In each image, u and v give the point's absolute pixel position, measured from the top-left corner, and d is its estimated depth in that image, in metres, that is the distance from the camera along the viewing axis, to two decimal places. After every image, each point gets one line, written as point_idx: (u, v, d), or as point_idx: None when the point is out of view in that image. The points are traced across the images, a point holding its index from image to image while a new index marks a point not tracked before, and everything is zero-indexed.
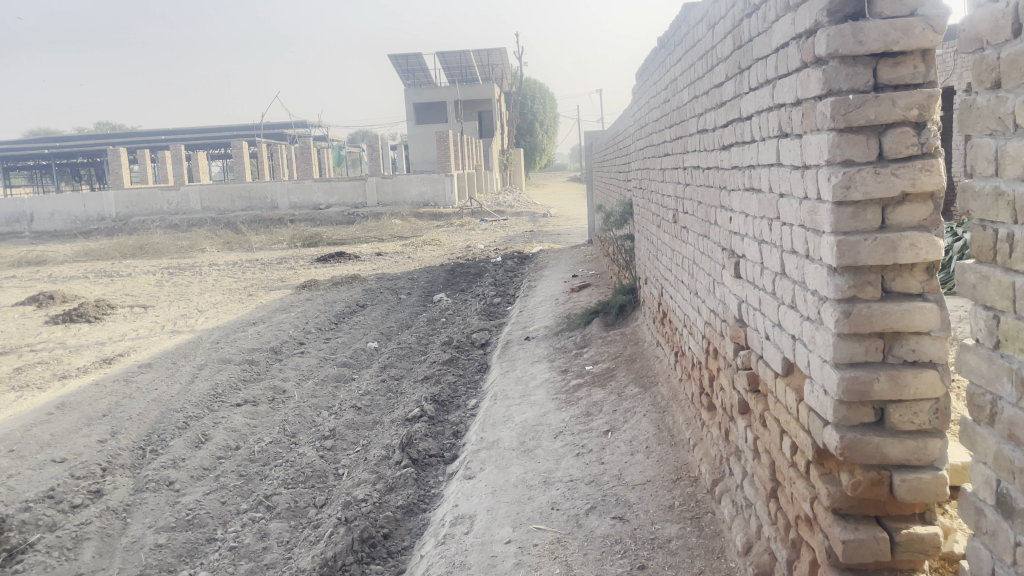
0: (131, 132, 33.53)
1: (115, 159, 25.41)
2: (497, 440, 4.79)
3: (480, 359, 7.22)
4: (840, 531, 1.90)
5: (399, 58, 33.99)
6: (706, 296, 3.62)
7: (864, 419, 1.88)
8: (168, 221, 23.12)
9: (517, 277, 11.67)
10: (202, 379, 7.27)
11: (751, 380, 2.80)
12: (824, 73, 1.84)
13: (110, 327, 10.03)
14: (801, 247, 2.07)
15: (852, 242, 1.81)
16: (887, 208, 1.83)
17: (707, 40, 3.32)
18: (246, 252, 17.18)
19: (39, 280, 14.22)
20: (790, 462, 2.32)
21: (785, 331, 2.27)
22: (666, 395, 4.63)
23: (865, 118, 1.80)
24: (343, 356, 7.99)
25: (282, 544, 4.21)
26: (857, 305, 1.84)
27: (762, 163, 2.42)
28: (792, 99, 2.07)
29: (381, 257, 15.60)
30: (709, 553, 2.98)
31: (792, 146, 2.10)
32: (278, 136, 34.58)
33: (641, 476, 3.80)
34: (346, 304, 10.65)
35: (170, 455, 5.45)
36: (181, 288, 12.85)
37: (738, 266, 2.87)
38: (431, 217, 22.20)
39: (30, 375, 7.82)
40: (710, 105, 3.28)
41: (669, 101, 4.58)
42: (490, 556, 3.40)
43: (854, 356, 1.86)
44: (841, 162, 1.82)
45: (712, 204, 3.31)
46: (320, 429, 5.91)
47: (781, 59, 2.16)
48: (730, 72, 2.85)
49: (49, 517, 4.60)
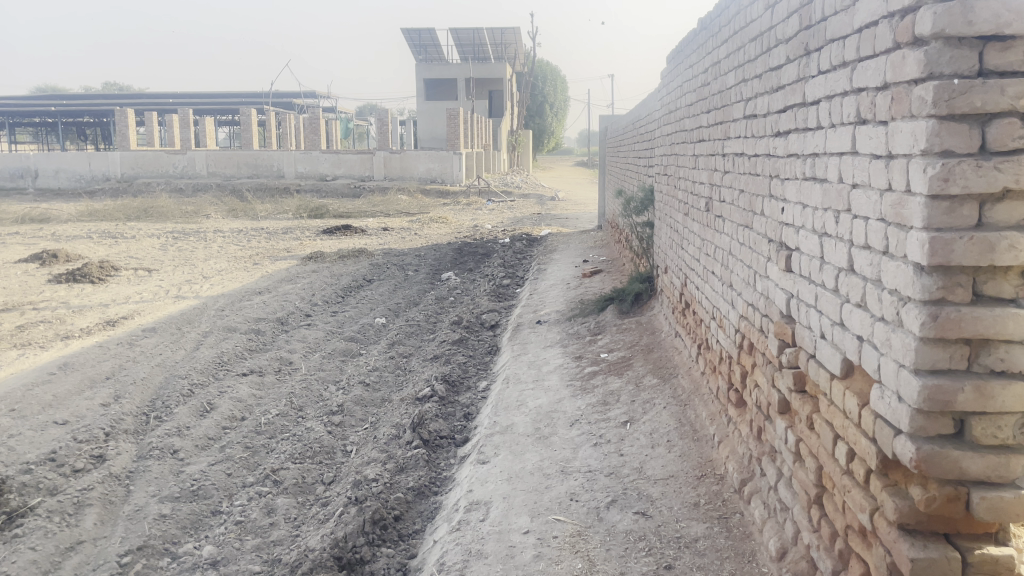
0: (141, 95, 33.34)
1: (123, 119, 25.23)
2: (511, 425, 4.67)
3: (490, 341, 7.10)
4: (908, 549, 1.79)
5: (413, 32, 33.70)
6: (744, 289, 3.49)
7: (943, 431, 1.75)
8: (173, 185, 22.94)
9: (525, 260, 11.51)
10: (207, 347, 7.14)
11: (797, 380, 2.67)
12: (925, 55, 1.69)
13: (114, 289, 9.90)
14: (878, 243, 1.94)
15: (946, 239, 1.67)
16: (986, 205, 1.69)
17: (764, 21, 3.18)
18: (252, 220, 17.04)
19: (43, 238, 14.08)
20: (844, 469, 2.20)
21: (848, 332, 2.14)
22: (687, 389, 4.51)
23: (970, 105, 1.65)
24: (350, 331, 7.85)
25: (289, 521, 4.11)
26: (945, 308, 1.70)
27: (830, 151, 2.28)
28: (878, 83, 1.93)
29: (388, 232, 15.45)
30: (739, 557, 2.87)
31: (873, 134, 1.96)
32: (286, 105, 34.27)
33: (663, 471, 3.68)
34: (353, 278, 10.50)
35: (175, 422, 5.35)
36: (186, 253, 12.72)
37: (789, 260, 2.74)
38: (437, 194, 21.99)
39: (32, 333, 7.71)
40: (763, 90, 3.14)
41: (709, 85, 4.41)
42: (508, 546, 3.27)
43: (936, 363, 1.73)
44: (938, 152, 1.68)
45: (759, 194, 3.19)
46: (328, 403, 5.80)
47: (866, 38, 2.02)
48: (792, 54, 2.71)
49: (50, 480, 4.48)
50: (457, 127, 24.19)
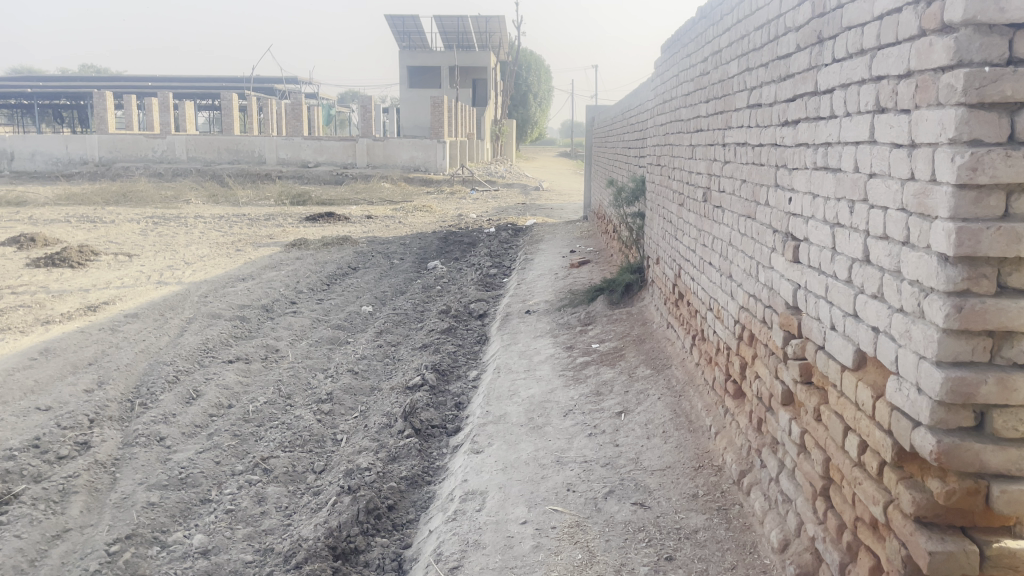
0: (119, 78, 32.89)
1: (100, 102, 24.83)
2: (504, 414, 4.63)
3: (479, 330, 7.05)
4: (926, 542, 1.77)
5: (396, 19, 33.46)
6: (745, 280, 3.47)
7: (963, 423, 1.74)
8: (152, 169, 22.62)
9: (511, 249, 11.47)
10: (192, 334, 7.04)
11: (803, 371, 2.66)
12: (954, 42, 1.67)
13: (93, 274, 9.75)
14: (899, 233, 1.92)
15: (973, 229, 1.66)
16: (1013, 195, 1.67)
17: (771, 9, 3.15)
18: (233, 206, 16.86)
19: (19, 221, 13.84)
20: (855, 462, 2.19)
21: (863, 323, 2.12)
22: (681, 379, 4.50)
23: (1000, 93, 1.64)
24: (337, 319, 7.78)
25: (280, 510, 4.06)
26: (970, 300, 1.68)
27: (845, 140, 2.26)
28: (900, 71, 1.91)
29: (372, 220, 15.33)
30: (740, 548, 2.86)
31: (893, 123, 1.94)
32: (268, 91, 33.92)
33: (659, 462, 3.66)
34: (338, 265, 10.40)
35: (161, 410, 5.26)
36: (166, 238, 12.55)
37: (797, 250, 2.72)
38: (420, 183, 21.87)
39: (11, 317, 7.56)
40: (769, 79, 3.11)
41: (709, 74, 4.37)
42: (507, 537, 3.24)
43: (958, 355, 1.71)
44: (967, 141, 1.66)
45: (764, 184, 3.16)
46: (317, 391, 5.73)
47: (887, 26, 1.99)
48: (803, 42, 2.69)
49: (34, 466, 4.39)
50: (441, 116, 24.03)
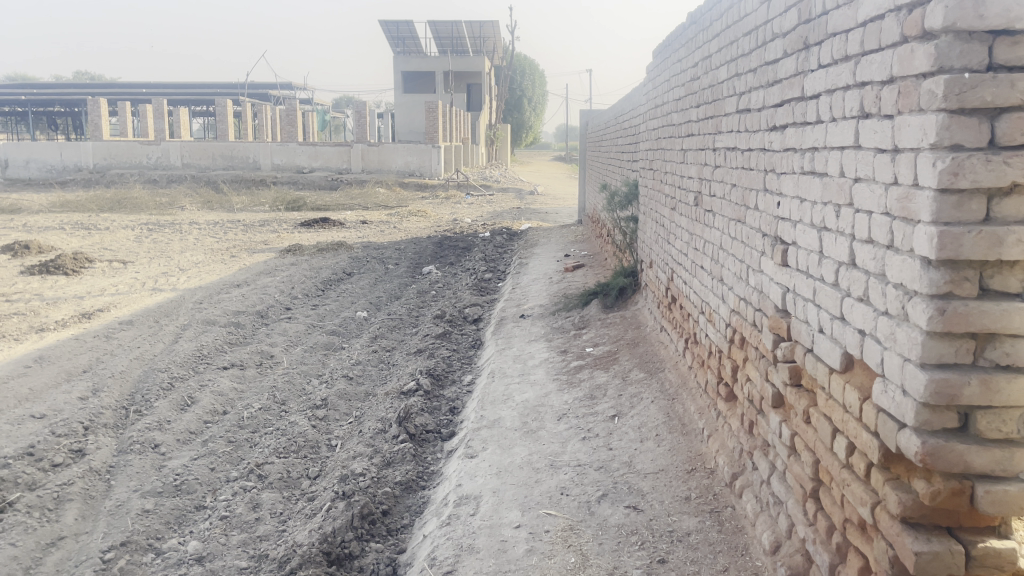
0: (114, 85, 32.88)
1: (94, 109, 24.79)
2: (498, 419, 4.64)
3: (474, 335, 7.06)
4: (912, 543, 1.80)
5: (390, 25, 33.47)
6: (735, 284, 3.50)
7: (947, 425, 1.76)
8: (146, 176, 22.60)
9: (506, 254, 11.49)
10: (186, 340, 7.03)
11: (793, 373, 2.68)
12: (935, 49, 1.69)
13: (88, 281, 9.73)
14: (883, 236, 1.94)
15: (954, 233, 1.68)
16: (994, 198, 1.70)
17: (759, 15, 3.18)
18: (227, 212, 16.85)
19: (14, 229, 13.82)
20: (843, 463, 2.21)
21: (850, 326, 2.14)
22: (674, 383, 4.52)
23: (980, 99, 1.66)
24: (332, 324, 7.78)
25: (274, 516, 4.07)
26: (952, 303, 1.71)
27: (831, 145, 2.28)
28: (883, 77, 1.94)
29: (367, 225, 15.33)
30: (731, 550, 2.87)
31: (877, 128, 1.96)
32: (262, 97, 33.91)
33: (652, 465, 3.68)
34: (333, 271, 10.39)
35: (156, 416, 5.26)
36: (161, 245, 12.53)
37: (785, 254, 2.74)
38: (415, 188, 21.88)
39: (5, 325, 7.54)
40: (758, 84, 3.14)
41: (699, 79, 4.39)
42: (500, 541, 3.26)
43: (942, 356, 1.73)
44: (949, 146, 1.69)
45: (753, 188, 3.19)
46: (312, 397, 5.73)
47: (870, 33, 2.02)
48: (789, 48, 2.71)
49: (29, 474, 4.39)
50: (437, 121, 24.01)
